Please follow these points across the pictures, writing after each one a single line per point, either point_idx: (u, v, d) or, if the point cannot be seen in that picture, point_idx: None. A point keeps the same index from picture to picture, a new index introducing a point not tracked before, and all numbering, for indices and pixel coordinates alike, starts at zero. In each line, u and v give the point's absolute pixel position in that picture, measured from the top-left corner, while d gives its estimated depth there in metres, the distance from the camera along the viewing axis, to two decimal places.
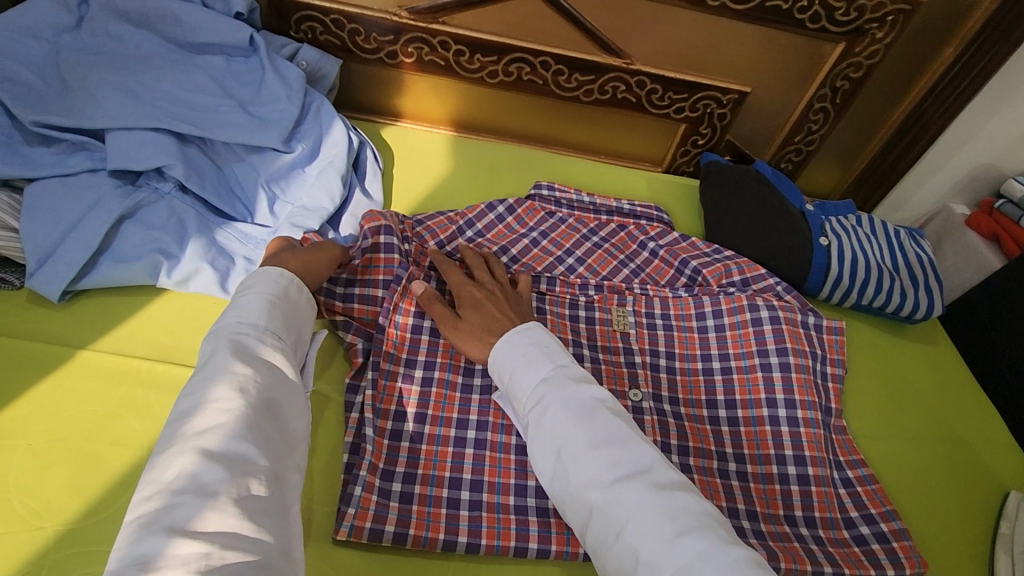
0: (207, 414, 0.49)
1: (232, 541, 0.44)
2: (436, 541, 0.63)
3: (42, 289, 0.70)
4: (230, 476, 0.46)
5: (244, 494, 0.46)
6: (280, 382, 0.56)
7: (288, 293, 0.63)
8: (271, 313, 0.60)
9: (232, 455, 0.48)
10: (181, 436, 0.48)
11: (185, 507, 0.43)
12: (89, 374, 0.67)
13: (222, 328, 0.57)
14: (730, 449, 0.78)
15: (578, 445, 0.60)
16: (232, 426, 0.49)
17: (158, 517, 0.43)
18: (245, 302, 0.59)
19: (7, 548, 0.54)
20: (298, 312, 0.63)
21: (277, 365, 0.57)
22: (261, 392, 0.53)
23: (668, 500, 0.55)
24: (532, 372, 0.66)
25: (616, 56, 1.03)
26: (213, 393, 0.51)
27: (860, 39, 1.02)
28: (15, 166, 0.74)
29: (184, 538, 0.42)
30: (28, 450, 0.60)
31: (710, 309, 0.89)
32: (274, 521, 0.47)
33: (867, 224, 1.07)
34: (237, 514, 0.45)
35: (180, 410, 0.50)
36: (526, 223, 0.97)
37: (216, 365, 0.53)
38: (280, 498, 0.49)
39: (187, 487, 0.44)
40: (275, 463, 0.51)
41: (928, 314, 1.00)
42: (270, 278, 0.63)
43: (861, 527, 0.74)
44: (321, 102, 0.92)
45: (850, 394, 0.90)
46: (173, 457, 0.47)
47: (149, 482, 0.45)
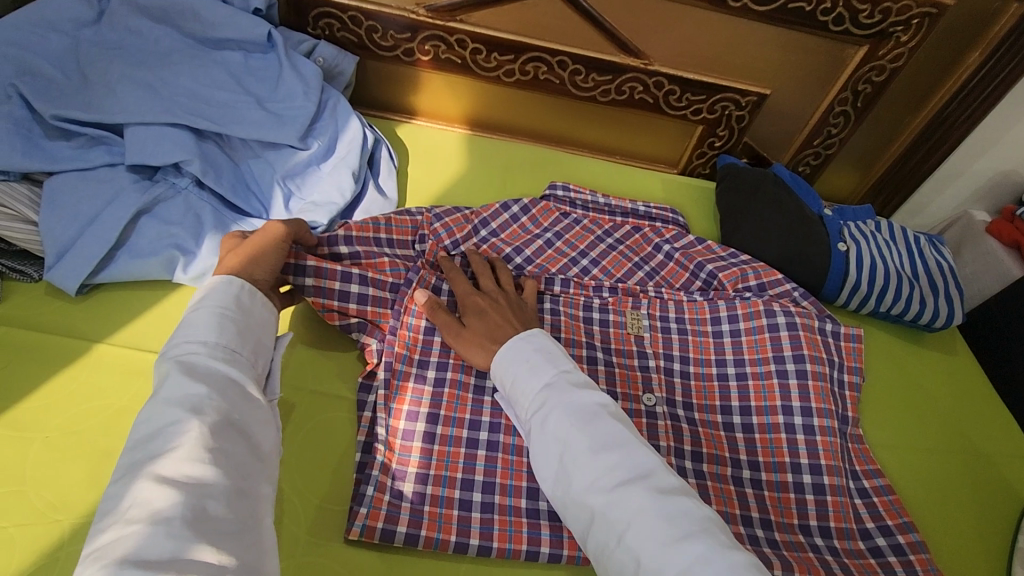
0: (161, 439, 0.47)
1: (191, 568, 0.42)
2: (448, 542, 0.63)
3: (60, 282, 0.70)
4: (187, 501, 0.44)
5: (204, 518, 0.44)
6: (240, 399, 0.54)
7: (244, 304, 0.60)
8: (224, 328, 0.57)
9: (189, 480, 0.46)
10: (134, 467, 0.46)
11: (139, 538, 0.41)
12: (105, 368, 0.67)
13: (174, 350, 0.54)
14: (744, 456, 0.77)
15: (579, 451, 0.59)
16: (188, 449, 0.47)
17: (110, 554, 0.41)
18: (194, 319, 0.57)
19: (23, 540, 0.55)
20: (256, 323, 0.61)
21: (237, 382, 0.55)
22: (221, 411, 0.51)
23: (669, 504, 0.55)
24: (535, 377, 0.66)
25: (634, 56, 1.02)
26: (167, 416, 0.48)
27: (883, 42, 1.01)
28: (34, 159, 0.74)
29: (135, 570, 0.40)
30: (45, 442, 0.61)
31: (726, 313, 0.88)
32: (238, 543, 0.46)
33: (886, 229, 1.05)
34: (195, 539, 0.43)
35: (135, 437, 0.48)
36: (540, 223, 0.96)
37: (170, 388, 0.50)
38: (245, 518, 0.48)
39: (141, 517, 0.43)
40: (238, 482, 0.49)
41: (948, 322, 0.98)
42: (221, 290, 0.60)
43: (878, 539, 0.73)
44: (337, 99, 0.92)
45: (866, 403, 0.88)
46: (127, 487, 0.45)
47: (102, 518, 0.43)
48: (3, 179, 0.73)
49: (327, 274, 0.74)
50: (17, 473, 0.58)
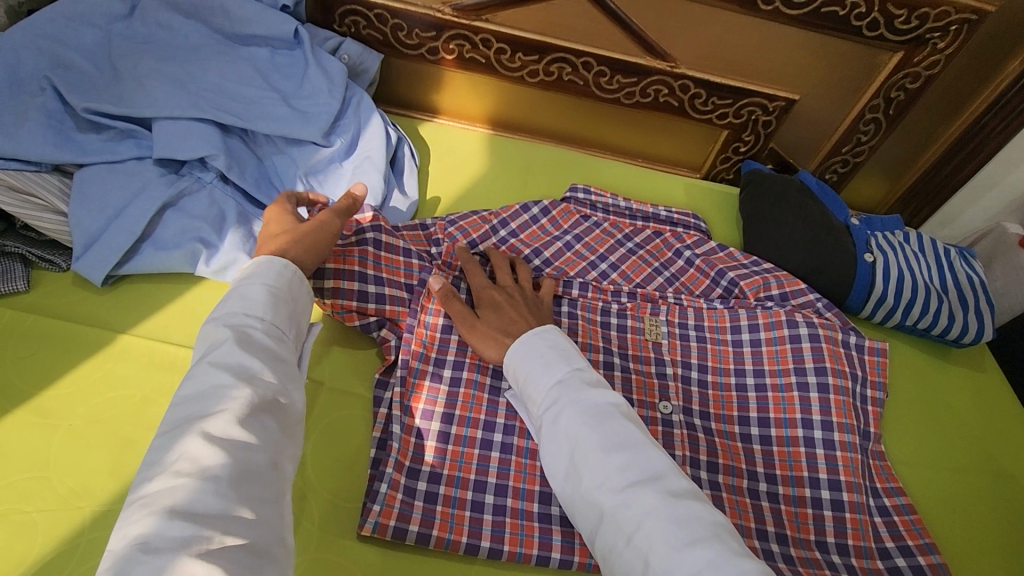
0: (212, 399, 0.50)
1: (232, 525, 0.44)
2: (459, 543, 0.63)
3: (87, 272, 0.72)
4: (232, 463, 0.47)
5: (245, 480, 0.47)
6: (283, 372, 0.56)
7: (292, 288, 0.63)
8: (275, 306, 0.60)
9: (234, 442, 0.48)
10: (185, 419, 0.48)
11: (187, 490, 0.44)
12: (128, 359, 0.68)
13: (224, 318, 0.57)
14: (761, 469, 0.76)
15: (590, 448, 0.59)
16: (235, 412, 0.50)
17: (159, 499, 0.43)
18: (249, 292, 0.59)
19: (46, 525, 0.56)
20: (300, 306, 0.63)
21: (281, 357, 0.57)
22: (266, 381, 0.53)
23: (680, 508, 0.54)
24: (548, 373, 0.65)
25: (661, 59, 1.01)
26: (217, 379, 0.51)
27: (920, 48, 0.98)
28: (66, 151, 0.75)
29: (183, 520, 0.42)
30: (69, 430, 0.62)
31: (747, 322, 0.87)
32: (272, 507, 0.48)
33: (914, 240, 1.02)
34: (236, 498, 0.45)
35: (184, 394, 0.51)
36: (560, 225, 0.96)
37: (221, 353, 0.53)
38: (280, 485, 0.50)
39: (188, 469, 0.45)
40: (276, 451, 0.51)
41: (978, 338, 0.96)
42: (272, 270, 0.62)
43: (897, 559, 0.71)
44: (361, 97, 0.92)
45: (889, 417, 0.87)
46: (175, 441, 0.47)
47: (151, 464, 0.46)
48: (34, 169, 0.74)
49: (347, 274, 0.75)
50: (42, 459, 0.60)
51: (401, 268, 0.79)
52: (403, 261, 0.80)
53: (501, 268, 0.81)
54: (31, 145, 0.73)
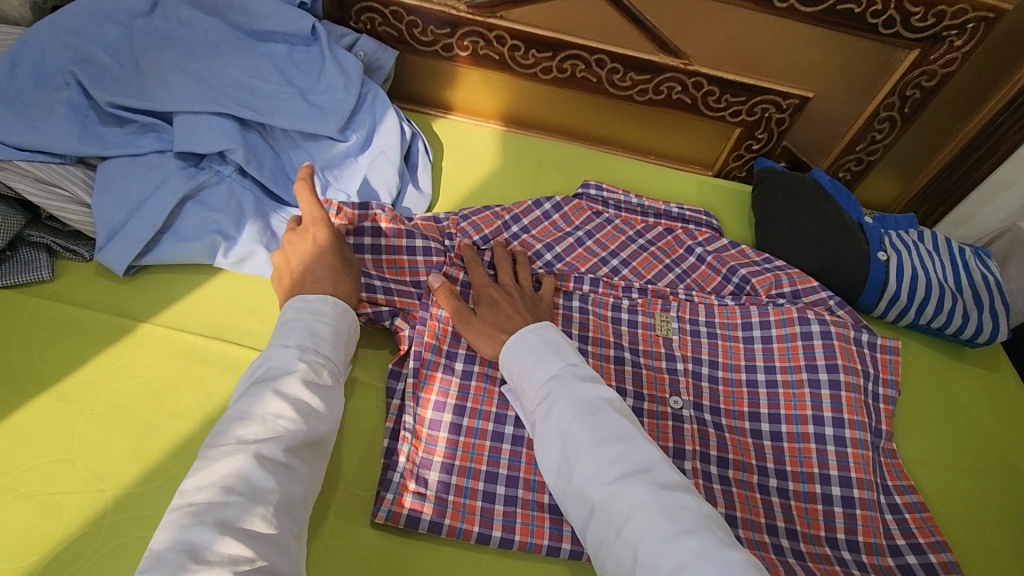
0: (268, 425, 0.54)
1: (268, 552, 0.48)
2: (471, 533, 0.64)
3: (109, 262, 0.73)
4: (277, 493, 0.51)
5: (283, 509, 0.51)
6: (332, 405, 0.61)
7: (351, 325, 0.68)
8: (337, 342, 0.64)
9: (281, 472, 0.53)
10: (240, 439, 0.53)
11: (237, 509, 0.49)
12: (148, 347, 0.70)
13: (292, 345, 0.61)
14: (772, 464, 0.76)
15: (580, 445, 0.60)
16: (287, 445, 0.54)
17: (210, 513, 0.48)
18: (317, 325, 0.64)
19: (71, 507, 0.58)
20: (354, 343, 0.68)
21: (333, 394, 0.62)
22: (318, 418, 0.58)
23: (671, 501, 0.55)
24: (541, 368, 0.66)
25: (674, 56, 1.01)
26: (279, 404, 0.56)
27: (936, 46, 0.98)
28: (89, 144, 0.77)
29: (231, 540, 0.47)
30: (92, 415, 0.64)
31: (758, 319, 0.87)
32: (299, 539, 0.52)
33: (929, 240, 1.02)
34: (274, 526, 0.50)
35: (242, 408, 0.55)
36: (572, 221, 0.96)
37: (285, 382, 0.58)
38: (304, 516, 0.54)
39: (240, 491, 0.49)
40: (309, 484, 0.55)
41: (992, 338, 0.95)
42: (337, 301, 0.67)
43: (908, 556, 0.71)
44: (377, 92, 0.93)
45: (902, 416, 0.86)
46: (231, 455, 0.52)
47: (204, 473, 0.50)
48: (59, 162, 0.76)
49: None
50: (67, 443, 0.61)
51: (405, 267, 0.81)
52: (406, 258, 0.81)
53: (501, 266, 0.82)
54: (57, 138, 0.75)
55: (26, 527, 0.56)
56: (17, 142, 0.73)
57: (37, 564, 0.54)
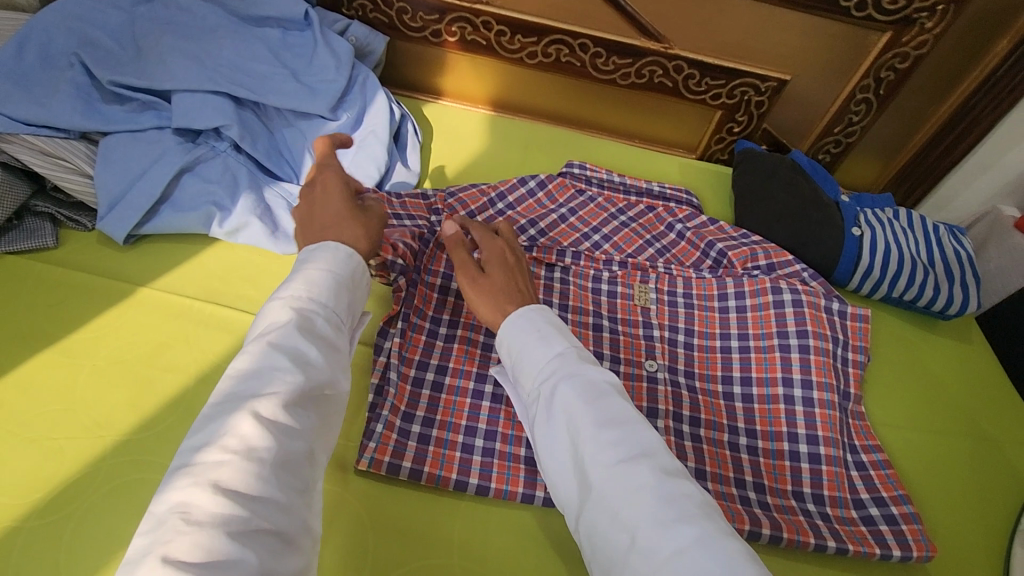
0: (267, 379, 0.51)
1: (268, 510, 0.45)
2: (449, 480, 0.67)
3: (110, 231, 0.77)
4: (276, 449, 0.47)
5: (285, 467, 0.47)
6: (334, 362, 0.57)
7: (354, 275, 0.64)
8: (338, 293, 0.61)
9: (281, 427, 0.49)
10: (238, 395, 0.49)
11: (235, 466, 0.44)
12: (147, 309, 0.73)
13: (289, 298, 0.58)
14: (742, 424, 0.79)
15: (584, 424, 0.57)
16: (286, 398, 0.50)
17: (204, 471, 0.44)
18: (315, 276, 0.61)
19: (74, 451, 0.61)
20: (358, 295, 0.65)
21: (335, 349, 0.58)
22: (319, 372, 0.54)
23: (672, 487, 0.52)
24: (546, 347, 0.64)
25: (655, 40, 1.05)
26: (278, 360, 0.52)
27: (908, 28, 1.01)
28: (92, 120, 0.81)
29: (225, 498, 0.43)
30: (94, 368, 0.67)
31: (733, 290, 0.90)
32: (301, 497, 0.49)
33: (904, 217, 1.04)
34: (275, 483, 0.46)
35: (239, 367, 0.52)
36: (556, 199, 1.00)
37: (282, 335, 0.54)
38: (309, 476, 0.51)
39: (235, 447, 0.45)
40: (312, 442, 0.52)
41: (962, 310, 0.98)
42: (339, 256, 0.64)
43: (871, 509, 0.74)
44: (367, 75, 0.97)
45: (870, 381, 0.89)
46: (228, 413, 0.48)
47: (199, 433, 0.47)
48: (64, 137, 0.80)
49: None
50: (69, 394, 0.65)
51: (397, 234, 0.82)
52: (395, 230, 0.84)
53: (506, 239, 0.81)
54: (62, 114, 0.79)
55: (31, 467, 0.60)
56: (26, 117, 0.78)
57: (40, 501, 0.58)
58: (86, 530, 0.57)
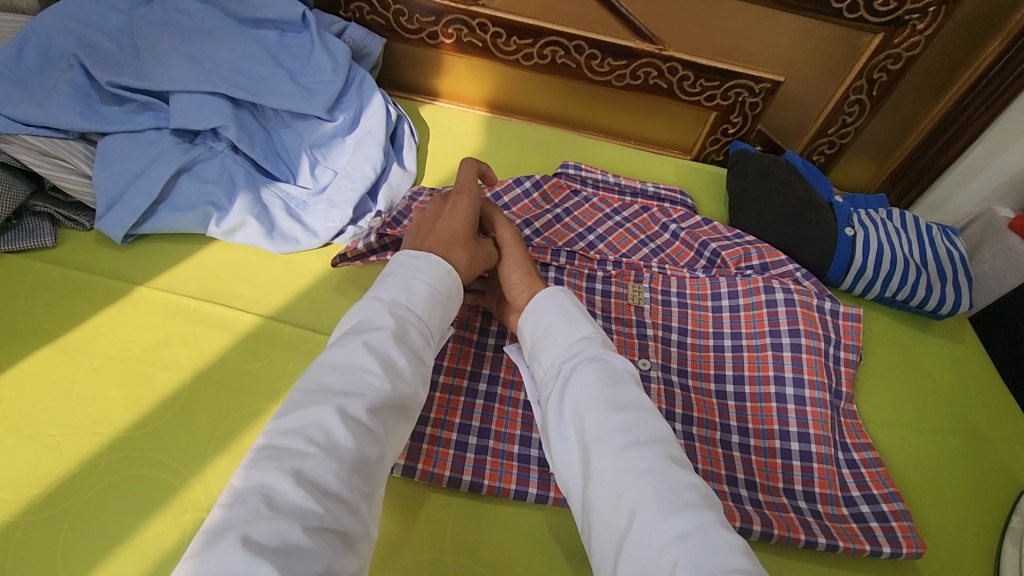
0: (355, 380, 0.55)
1: (337, 509, 0.49)
2: (442, 477, 0.67)
3: (108, 230, 0.78)
4: (355, 449, 0.52)
5: (358, 468, 0.52)
6: (418, 375, 0.60)
7: (450, 292, 0.68)
8: (432, 306, 0.65)
9: (361, 429, 0.53)
10: (329, 390, 0.54)
11: (317, 460, 0.49)
12: (144, 307, 0.74)
13: (388, 304, 0.62)
14: (734, 422, 0.80)
15: (597, 406, 0.60)
16: (369, 402, 0.54)
17: (291, 457, 0.49)
18: (413, 287, 0.65)
19: (70, 447, 0.62)
20: (451, 310, 0.68)
21: (421, 360, 0.62)
22: (403, 380, 0.58)
23: (677, 475, 0.55)
24: (573, 330, 0.68)
25: (649, 41, 1.06)
26: (369, 365, 0.56)
27: (899, 30, 1.01)
28: (91, 121, 0.82)
29: (304, 490, 0.47)
30: (90, 366, 0.68)
31: (726, 289, 0.91)
32: (368, 500, 0.52)
33: (897, 217, 1.05)
34: (348, 483, 0.50)
35: (334, 361, 0.57)
36: (551, 199, 1.01)
37: (376, 340, 0.58)
38: (378, 479, 0.54)
39: (319, 441, 0.50)
40: (385, 447, 0.55)
41: (955, 309, 0.98)
42: (437, 272, 0.67)
43: (862, 506, 0.74)
44: (364, 76, 0.98)
45: (863, 380, 0.90)
46: (319, 407, 0.52)
47: (293, 418, 0.52)
48: (63, 137, 0.81)
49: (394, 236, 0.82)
50: (66, 390, 0.66)
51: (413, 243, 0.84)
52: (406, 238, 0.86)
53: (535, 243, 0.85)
54: (61, 114, 0.80)
55: (28, 463, 0.60)
56: (23, 117, 0.78)
57: (38, 496, 0.59)
58: (83, 525, 0.58)
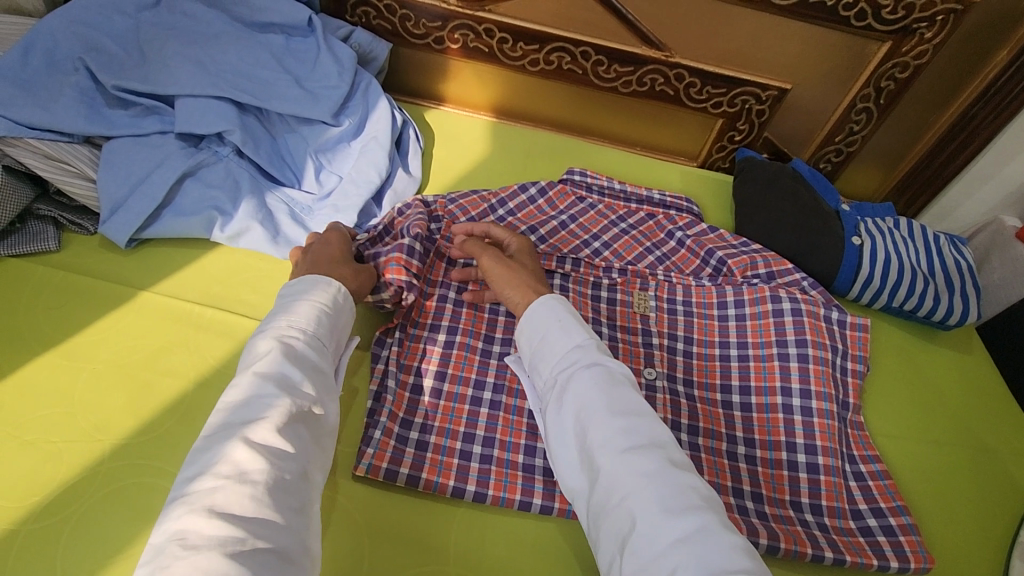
0: (253, 408, 0.56)
1: (263, 529, 0.49)
2: (446, 486, 0.67)
3: (112, 235, 0.78)
4: (267, 469, 0.52)
5: (276, 487, 0.52)
6: (318, 388, 0.62)
7: (336, 304, 0.69)
8: (319, 320, 0.66)
9: (270, 449, 0.54)
10: (227, 427, 0.54)
11: (227, 491, 0.49)
12: (147, 312, 0.74)
13: (271, 334, 0.63)
14: (740, 433, 0.79)
15: (599, 411, 0.60)
16: (271, 422, 0.55)
17: (199, 498, 0.49)
18: (296, 310, 0.66)
19: (71, 455, 0.61)
20: (342, 320, 0.70)
21: (321, 371, 0.63)
22: (304, 395, 0.59)
23: (675, 477, 0.55)
24: (566, 338, 0.68)
25: (656, 48, 1.05)
26: (263, 390, 0.57)
27: (907, 38, 1.01)
28: (96, 124, 0.82)
29: (219, 521, 0.47)
30: (93, 372, 0.68)
31: (733, 298, 0.90)
32: (300, 516, 0.53)
33: (905, 227, 1.04)
34: (269, 503, 0.50)
35: (229, 401, 0.57)
36: (557, 206, 1.00)
37: (267, 365, 0.59)
38: (306, 494, 0.55)
39: (226, 473, 0.50)
40: (305, 462, 0.56)
41: (963, 320, 0.98)
42: (319, 287, 0.69)
43: (869, 520, 0.74)
44: (369, 81, 0.98)
45: (871, 392, 0.89)
46: (220, 445, 0.53)
47: (195, 464, 0.52)
48: (68, 140, 0.81)
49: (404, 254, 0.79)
50: (68, 397, 0.65)
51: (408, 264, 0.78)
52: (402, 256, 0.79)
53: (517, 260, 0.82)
54: (66, 118, 0.80)
55: (29, 470, 0.60)
56: (28, 121, 0.78)
57: (38, 504, 0.58)
58: (83, 534, 0.57)
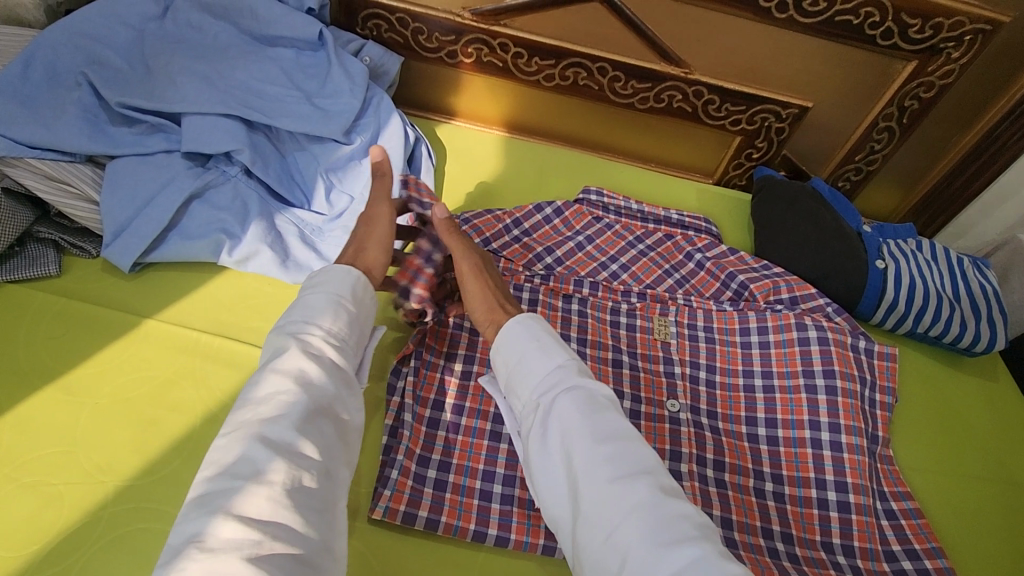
0: (270, 405, 0.53)
1: (281, 532, 0.47)
2: (467, 530, 0.64)
3: (115, 259, 0.74)
4: (286, 469, 0.49)
5: (296, 487, 0.49)
6: (340, 380, 0.58)
7: (357, 293, 0.65)
8: (338, 312, 0.62)
9: (290, 448, 0.51)
10: (244, 424, 0.52)
11: (244, 492, 0.47)
12: (153, 342, 0.71)
13: (288, 326, 0.59)
14: (767, 468, 0.76)
15: (581, 437, 0.57)
16: (290, 419, 0.52)
17: (215, 499, 0.47)
18: (315, 301, 0.61)
19: (74, 497, 0.58)
20: (365, 311, 0.65)
21: (341, 364, 0.60)
22: (324, 389, 0.56)
23: (663, 508, 0.52)
24: (545, 358, 0.63)
25: (675, 65, 1.03)
26: (280, 386, 0.54)
27: (934, 57, 0.99)
28: (99, 143, 0.78)
29: (237, 524, 0.45)
30: (95, 407, 0.64)
31: (755, 324, 0.87)
32: (323, 515, 0.51)
33: (927, 249, 1.01)
34: (287, 504, 0.48)
35: (246, 397, 0.54)
36: (573, 226, 0.97)
37: (284, 359, 0.56)
38: (328, 494, 0.52)
39: (244, 474, 0.48)
40: (327, 459, 0.53)
41: (990, 347, 0.95)
42: (339, 276, 0.64)
43: (904, 562, 0.71)
44: (381, 97, 0.94)
45: (899, 424, 0.86)
46: (237, 443, 0.50)
47: (212, 463, 0.50)
48: (70, 160, 0.78)
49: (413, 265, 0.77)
50: (69, 435, 0.62)
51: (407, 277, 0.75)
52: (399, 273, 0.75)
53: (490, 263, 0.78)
54: (68, 137, 0.77)
55: (26, 516, 0.57)
56: (29, 140, 0.75)
57: (37, 553, 0.55)
58: None
